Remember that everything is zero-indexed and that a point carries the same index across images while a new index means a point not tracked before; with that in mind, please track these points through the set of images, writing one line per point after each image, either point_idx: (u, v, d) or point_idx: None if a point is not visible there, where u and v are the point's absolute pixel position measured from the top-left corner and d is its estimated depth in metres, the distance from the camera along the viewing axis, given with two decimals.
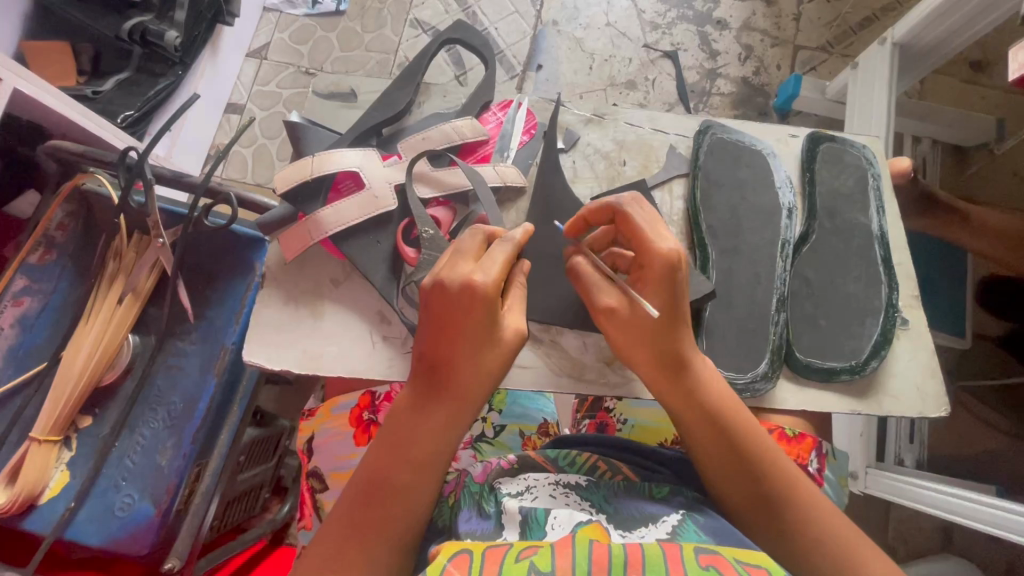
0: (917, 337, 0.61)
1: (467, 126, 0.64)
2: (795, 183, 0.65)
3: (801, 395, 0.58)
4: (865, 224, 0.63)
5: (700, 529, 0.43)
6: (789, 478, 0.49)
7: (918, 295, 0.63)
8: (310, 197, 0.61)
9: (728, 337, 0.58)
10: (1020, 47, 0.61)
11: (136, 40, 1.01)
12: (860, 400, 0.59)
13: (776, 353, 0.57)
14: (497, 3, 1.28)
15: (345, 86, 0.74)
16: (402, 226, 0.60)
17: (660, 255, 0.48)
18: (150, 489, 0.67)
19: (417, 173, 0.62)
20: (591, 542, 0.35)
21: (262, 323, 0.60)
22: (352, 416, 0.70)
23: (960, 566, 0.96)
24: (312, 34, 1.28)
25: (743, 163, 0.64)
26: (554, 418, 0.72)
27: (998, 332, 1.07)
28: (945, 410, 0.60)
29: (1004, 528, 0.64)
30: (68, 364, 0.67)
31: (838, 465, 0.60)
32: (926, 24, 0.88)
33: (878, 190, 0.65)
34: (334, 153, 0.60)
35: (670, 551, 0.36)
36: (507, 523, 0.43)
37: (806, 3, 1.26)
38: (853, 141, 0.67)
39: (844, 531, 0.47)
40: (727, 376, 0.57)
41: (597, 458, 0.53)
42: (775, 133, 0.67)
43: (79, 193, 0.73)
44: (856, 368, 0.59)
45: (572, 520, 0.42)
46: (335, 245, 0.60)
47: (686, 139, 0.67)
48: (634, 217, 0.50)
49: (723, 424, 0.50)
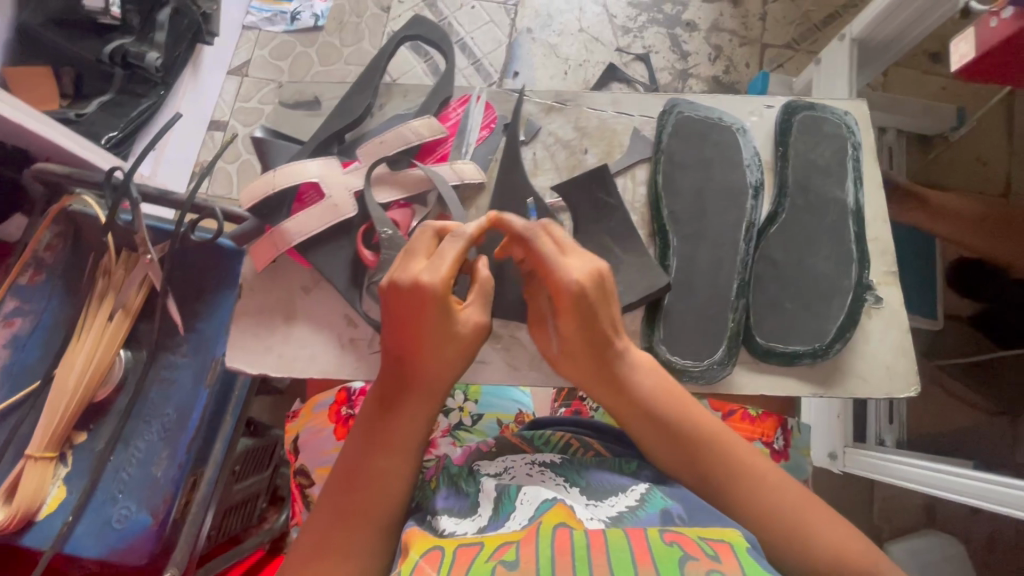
0: (890, 314, 0.63)
1: (425, 125, 0.66)
2: (767, 159, 0.67)
3: (760, 378, 0.61)
4: (839, 198, 0.64)
5: (666, 497, 0.46)
6: (739, 453, 0.51)
7: (894, 269, 0.65)
8: (274, 209, 0.65)
9: (687, 324, 0.61)
10: (959, 38, 0.65)
11: (117, 61, 1.03)
12: (824, 385, 0.62)
13: (733, 337, 0.60)
14: (471, 14, 1.32)
15: (308, 93, 0.77)
16: (361, 232, 0.62)
17: (568, 284, 0.50)
18: (147, 500, 0.68)
19: (377, 176, 0.65)
20: (554, 531, 0.38)
21: (240, 332, 0.64)
22: (332, 412, 0.73)
23: (942, 540, 0.99)
24: (291, 50, 1.30)
25: (710, 142, 0.66)
26: (529, 409, 0.75)
27: (970, 314, 1.09)
28: (913, 390, 0.62)
29: (974, 493, 0.66)
30: (61, 382, 0.68)
31: (801, 438, 0.71)
32: (879, 20, 0.92)
33: (856, 160, 0.66)
34: (294, 164, 0.63)
35: (634, 533, 0.39)
36: (483, 501, 0.47)
37: (772, 3, 1.30)
38: (835, 108, 0.68)
39: (802, 506, 0.49)
40: (684, 364, 0.60)
41: (570, 436, 0.60)
42: (750, 105, 0.70)
43: (66, 215, 0.75)
44: (820, 351, 0.60)
45: (539, 498, 0.45)
46: (300, 254, 0.63)
47: (651, 121, 0.70)
48: (540, 248, 0.52)
49: (667, 410, 0.52)
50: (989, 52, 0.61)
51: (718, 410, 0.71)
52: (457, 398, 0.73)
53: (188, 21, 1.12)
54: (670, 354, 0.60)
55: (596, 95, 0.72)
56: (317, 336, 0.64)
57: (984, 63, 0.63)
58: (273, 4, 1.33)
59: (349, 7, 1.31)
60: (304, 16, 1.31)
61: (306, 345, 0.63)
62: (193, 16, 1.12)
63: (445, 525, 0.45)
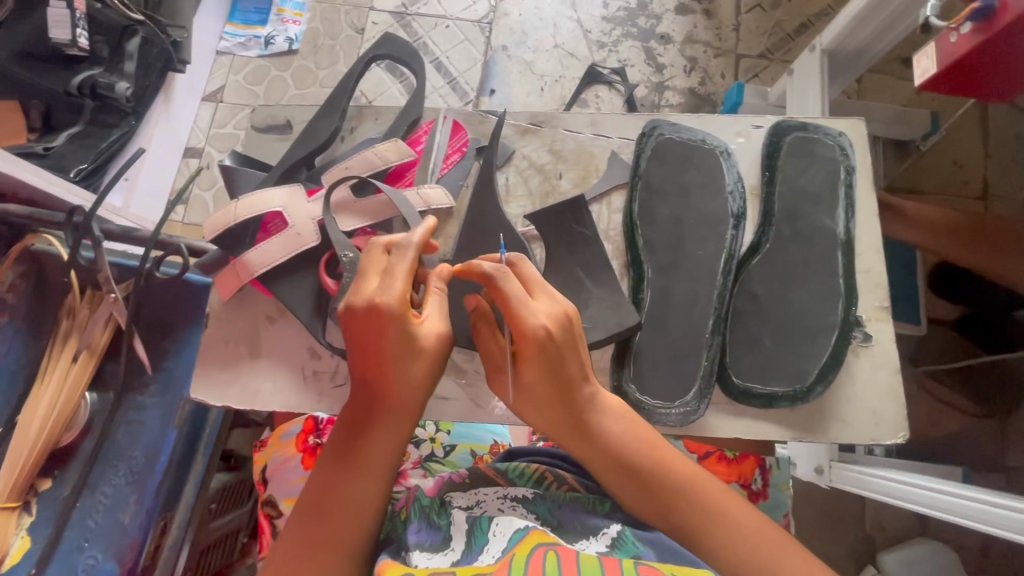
0: (879, 353, 0.61)
1: (391, 149, 0.66)
2: (752, 183, 0.66)
3: (736, 422, 0.60)
4: (830, 227, 0.63)
5: (638, 541, 0.46)
6: (709, 493, 0.51)
7: (887, 305, 0.62)
8: (237, 240, 0.63)
9: (660, 362, 0.60)
10: (921, 54, 0.65)
11: (86, 93, 1.02)
12: (806, 430, 0.60)
13: (707, 378, 0.59)
14: (446, 33, 1.31)
15: (281, 117, 0.76)
16: (325, 259, 0.62)
17: (535, 326, 0.50)
18: (114, 549, 0.66)
19: (339, 202, 0.64)
20: (527, 560, 0.39)
21: (205, 373, 0.63)
22: (299, 441, 0.71)
23: (935, 550, 0.98)
24: (267, 74, 1.29)
25: (692, 164, 0.65)
26: (506, 440, 0.74)
27: (951, 317, 1.11)
28: (903, 437, 0.60)
29: (951, 511, 0.65)
30: (23, 429, 0.67)
31: (781, 475, 0.71)
32: (847, 31, 0.93)
33: (848, 186, 0.64)
34: (255, 195, 0.62)
35: (609, 563, 0.39)
36: (454, 534, 0.47)
37: (745, 14, 1.31)
38: (829, 129, 0.66)
39: (770, 545, 0.48)
40: (653, 404, 0.59)
41: (545, 469, 0.59)
42: (737, 125, 0.68)
43: (29, 254, 0.73)
44: (798, 396, 0.60)
45: (511, 527, 0.44)
46: (263, 285, 0.62)
47: (630, 143, 0.69)
48: (508, 291, 0.51)
49: (636, 452, 0.52)
50: (951, 66, 0.61)
51: (693, 452, 0.70)
52: (429, 429, 0.73)
53: (158, 51, 1.11)
54: (641, 394, 0.59)
55: (570, 117, 0.71)
56: (287, 375, 0.62)
57: (947, 77, 0.63)
58: (246, 28, 1.32)
59: (323, 29, 1.31)
60: (278, 40, 1.30)
61: (275, 386, 0.62)
62: (163, 45, 1.11)
63: (417, 561, 0.44)
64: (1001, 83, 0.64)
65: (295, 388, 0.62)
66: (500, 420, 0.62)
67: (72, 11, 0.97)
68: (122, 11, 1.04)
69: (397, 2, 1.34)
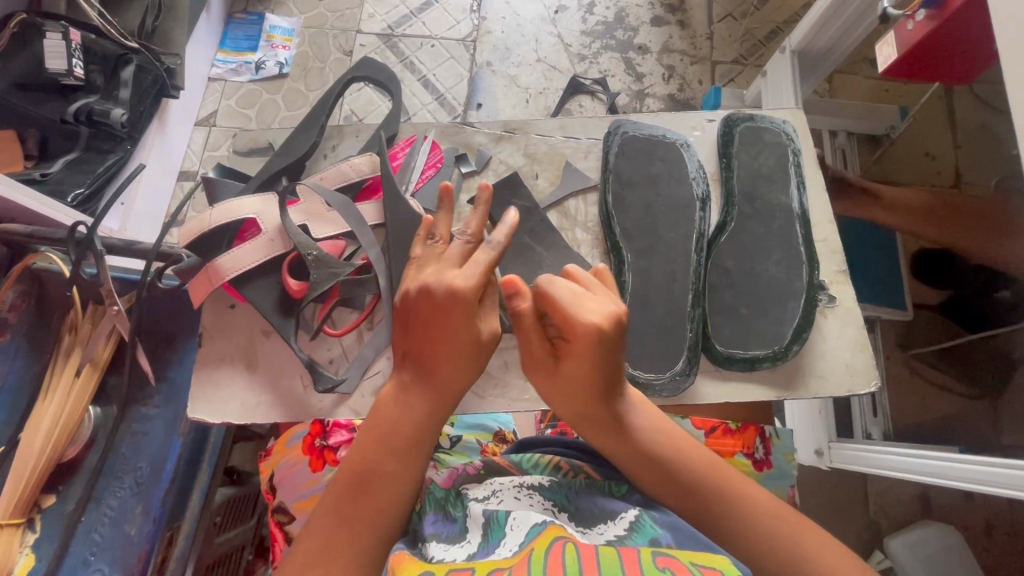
0: (844, 313, 0.64)
1: (366, 162, 0.68)
2: (712, 170, 0.69)
3: (724, 387, 0.62)
4: (785, 203, 0.65)
5: (656, 524, 0.47)
6: (745, 491, 0.52)
7: (844, 268, 0.66)
8: (214, 244, 0.65)
9: (647, 337, 0.62)
10: (883, 42, 0.71)
11: (82, 120, 1.03)
12: (788, 386, 0.62)
13: (693, 349, 0.61)
14: (432, 52, 1.36)
15: (263, 140, 0.78)
16: (288, 260, 0.63)
17: (586, 326, 0.48)
18: (121, 561, 0.67)
19: (312, 208, 0.65)
20: (546, 558, 0.38)
21: (203, 380, 0.64)
22: (305, 445, 0.70)
23: (938, 529, 0.98)
24: (258, 98, 1.33)
25: (656, 158, 0.68)
26: (511, 427, 0.76)
27: (936, 301, 1.10)
28: (875, 385, 0.62)
29: (957, 479, 0.66)
30: (26, 446, 0.67)
31: (783, 442, 0.71)
32: (813, 31, 0.96)
33: (798, 165, 0.68)
34: (233, 202, 0.64)
35: (626, 554, 0.38)
36: (471, 526, 0.46)
37: (718, 24, 1.37)
38: (772, 118, 0.70)
39: (791, 533, 0.49)
40: (648, 377, 0.61)
41: (559, 459, 0.60)
42: (692, 121, 0.72)
43: (30, 273, 0.75)
44: (779, 355, 0.62)
45: (529, 522, 0.44)
46: (235, 290, 0.63)
47: (598, 143, 0.72)
48: (556, 294, 0.50)
49: (673, 454, 0.54)
50: (911, 50, 0.66)
51: (701, 428, 0.69)
52: None
53: (151, 77, 1.12)
54: (632, 368, 0.61)
55: (544, 122, 0.74)
56: (281, 378, 0.64)
57: (906, 62, 0.69)
58: (237, 55, 1.36)
59: (312, 53, 1.36)
60: (269, 65, 1.35)
61: (268, 390, 0.63)
62: (157, 72, 1.12)
63: (434, 552, 0.44)
64: (961, 64, 0.69)
65: (293, 388, 0.63)
66: (500, 408, 0.63)
67: (68, 43, 1.00)
68: (118, 40, 1.08)
69: (384, 24, 1.38)
